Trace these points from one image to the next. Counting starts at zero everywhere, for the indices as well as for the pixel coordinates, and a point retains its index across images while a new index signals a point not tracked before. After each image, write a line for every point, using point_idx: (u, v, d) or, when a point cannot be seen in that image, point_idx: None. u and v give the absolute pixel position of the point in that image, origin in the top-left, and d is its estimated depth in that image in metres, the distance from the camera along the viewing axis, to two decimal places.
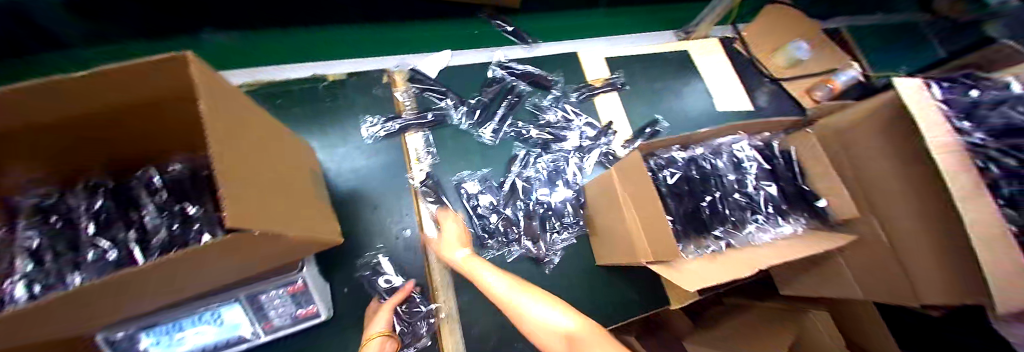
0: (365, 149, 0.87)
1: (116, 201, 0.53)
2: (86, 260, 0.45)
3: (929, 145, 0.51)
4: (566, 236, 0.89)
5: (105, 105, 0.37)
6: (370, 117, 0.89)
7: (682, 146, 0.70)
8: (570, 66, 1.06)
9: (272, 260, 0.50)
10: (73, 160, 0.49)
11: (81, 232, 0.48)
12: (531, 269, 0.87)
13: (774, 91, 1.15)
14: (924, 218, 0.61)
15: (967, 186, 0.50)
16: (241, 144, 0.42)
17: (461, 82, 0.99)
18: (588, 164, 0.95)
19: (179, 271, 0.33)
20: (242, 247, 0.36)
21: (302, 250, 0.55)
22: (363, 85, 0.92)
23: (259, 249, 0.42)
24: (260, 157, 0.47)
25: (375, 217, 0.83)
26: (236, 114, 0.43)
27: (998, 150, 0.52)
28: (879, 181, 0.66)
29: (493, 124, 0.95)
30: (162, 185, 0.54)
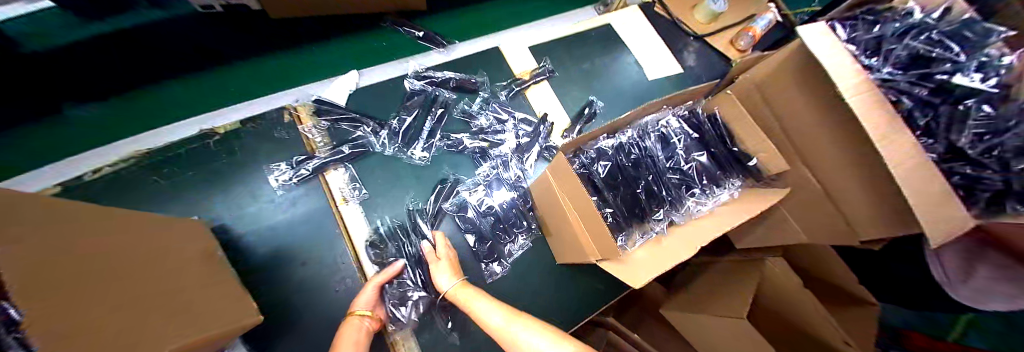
0: (281, 202, 0.79)
1: None
2: None
3: (842, 90, 0.47)
4: (521, 243, 0.86)
5: None
6: (278, 164, 0.80)
7: (607, 135, 0.69)
8: (492, 64, 1.01)
9: None
10: None
11: None
12: (489, 287, 0.83)
13: (700, 49, 1.15)
14: (848, 160, 0.61)
15: (888, 128, 0.46)
16: (85, 255, 0.34)
17: (377, 104, 0.91)
18: (529, 164, 0.90)
19: None
20: None
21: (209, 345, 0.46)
22: (263, 130, 0.83)
23: None
24: (117, 260, 0.38)
25: (305, 275, 0.75)
26: (65, 221, 0.35)
27: (907, 82, 0.48)
28: (804, 130, 0.65)
29: (421, 143, 0.88)
30: None
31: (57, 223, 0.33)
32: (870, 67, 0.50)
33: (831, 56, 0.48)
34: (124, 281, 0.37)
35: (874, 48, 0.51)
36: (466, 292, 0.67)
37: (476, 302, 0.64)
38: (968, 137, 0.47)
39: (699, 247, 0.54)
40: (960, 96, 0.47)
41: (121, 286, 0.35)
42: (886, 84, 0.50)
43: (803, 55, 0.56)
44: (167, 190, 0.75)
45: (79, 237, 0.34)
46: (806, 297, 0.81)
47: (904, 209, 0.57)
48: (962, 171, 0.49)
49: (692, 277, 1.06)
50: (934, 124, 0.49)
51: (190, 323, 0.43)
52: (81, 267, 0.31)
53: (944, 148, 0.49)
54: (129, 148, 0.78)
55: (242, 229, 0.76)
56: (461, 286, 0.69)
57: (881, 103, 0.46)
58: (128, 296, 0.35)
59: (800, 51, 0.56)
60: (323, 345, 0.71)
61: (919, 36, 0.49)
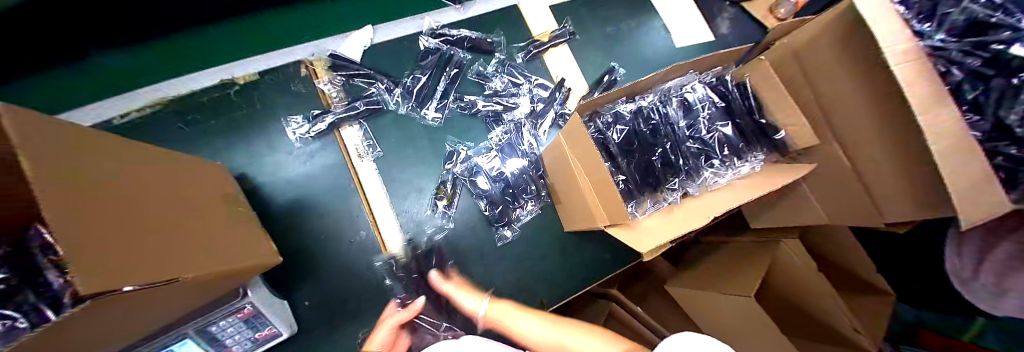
0: (299, 155, 0.81)
1: None
2: None
3: (888, 57, 0.42)
4: (531, 208, 0.86)
5: None
6: (295, 117, 0.82)
7: (627, 98, 0.66)
8: (509, 24, 0.97)
9: (193, 296, 0.44)
10: None
11: None
12: (495, 249, 0.85)
13: (735, 15, 1.06)
14: (886, 134, 0.56)
15: (935, 98, 0.42)
16: (114, 186, 0.36)
17: (391, 62, 0.89)
18: (542, 130, 0.88)
19: (70, 334, 0.29)
20: (144, 296, 0.32)
21: (233, 275, 0.50)
22: (280, 84, 0.84)
23: (170, 291, 0.37)
24: (145, 194, 0.41)
25: (322, 225, 0.79)
26: (95, 153, 0.37)
27: (960, 51, 0.44)
28: (840, 102, 0.60)
29: (434, 103, 0.87)
30: None
31: (88, 152, 0.35)
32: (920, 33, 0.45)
33: (881, 17, 0.43)
34: (150, 214, 0.39)
35: (929, 11, 0.46)
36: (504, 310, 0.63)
37: (506, 312, 0.63)
38: (1019, 114, 0.43)
39: (712, 217, 0.53)
40: (1017, 69, 0.42)
41: (147, 219, 0.38)
42: (937, 53, 0.45)
43: (848, 17, 0.51)
44: (194, 137, 0.79)
45: (109, 168, 0.37)
46: (816, 277, 0.80)
47: (940, 189, 0.54)
48: (1007, 151, 0.45)
49: (702, 254, 1.05)
50: (985, 100, 0.44)
51: (213, 257, 0.46)
52: (105, 194, 0.33)
53: (988, 126, 0.45)
54: (158, 95, 0.82)
55: (263, 177, 0.79)
56: (496, 303, 0.66)
57: (929, 71, 0.42)
58: (155, 227, 0.38)
59: (847, 9, 0.50)
60: (342, 288, 0.77)
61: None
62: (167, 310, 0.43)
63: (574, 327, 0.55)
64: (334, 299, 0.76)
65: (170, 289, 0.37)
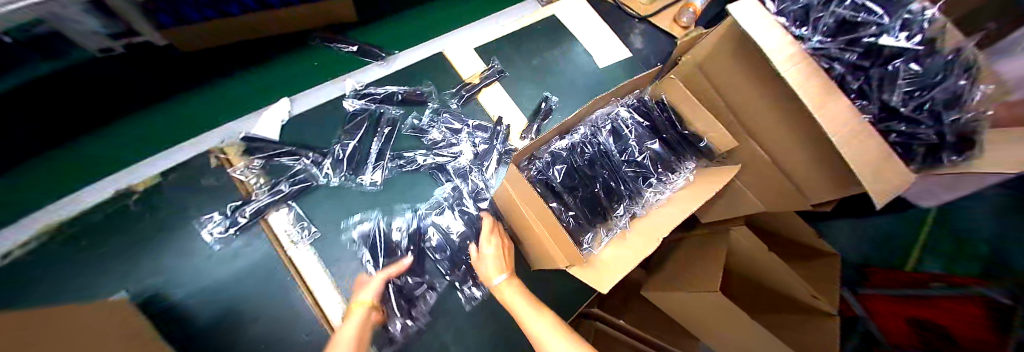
0: (222, 256, 0.71)
1: None
2: None
3: (777, 64, 0.47)
4: None
5: None
6: (212, 214, 0.73)
7: (559, 135, 0.66)
8: (437, 71, 0.96)
9: None
10: None
11: None
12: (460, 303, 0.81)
13: (646, 30, 1.15)
14: (790, 130, 0.61)
15: (822, 99, 0.46)
16: None
17: (316, 132, 0.84)
18: (490, 172, 0.86)
19: None
20: None
21: None
22: (188, 180, 0.75)
23: None
24: None
25: (261, 331, 0.69)
26: None
27: (837, 49, 0.49)
28: (747, 105, 0.65)
29: (371, 167, 0.82)
30: None
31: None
32: (801, 37, 0.51)
33: (762, 33, 0.48)
34: None
35: (803, 18, 0.52)
36: (510, 289, 0.62)
37: (514, 296, 0.61)
38: (899, 95, 0.48)
39: (659, 241, 0.53)
40: (888, 58, 0.48)
41: None
42: (818, 52, 0.50)
43: (735, 33, 0.55)
44: (83, 264, 0.67)
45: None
46: (769, 258, 0.84)
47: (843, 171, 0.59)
48: (898, 128, 0.50)
49: (666, 251, 1.08)
50: (867, 87, 0.50)
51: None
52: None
53: (878, 109, 0.51)
54: (26, 224, 0.68)
55: (178, 293, 0.68)
56: (509, 281, 0.63)
57: (812, 73, 0.47)
58: None
59: (731, 28, 0.55)
60: None
61: (843, 3, 0.50)
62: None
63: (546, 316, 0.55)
64: None
65: None
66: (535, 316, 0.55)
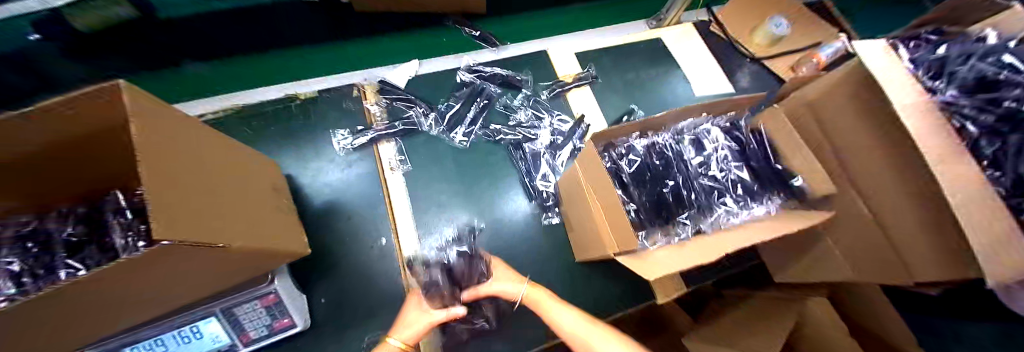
0: (340, 162, 0.91)
1: (89, 226, 0.60)
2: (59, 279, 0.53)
3: (894, 104, 0.46)
4: (551, 222, 0.90)
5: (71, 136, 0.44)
6: (341, 130, 0.94)
7: (641, 134, 0.70)
8: (538, 65, 1.08)
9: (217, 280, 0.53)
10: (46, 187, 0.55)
11: (55, 257, 0.56)
12: (503, 259, 0.85)
13: (755, 71, 1.13)
14: (907, 188, 0.55)
15: (935, 148, 0.43)
16: (193, 171, 0.46)
17: (430, 90, 1.03)
18: (560, 161, 0.94)
19: (129, 281, 0.39)
20: (182, 260, 0.40)
21: (265, 262, 0.58)
22: (333, 101, 0.97)
23: (210, 263, 0.46)
24: (214, 180, 0.50)
25: (350, 227, 0.85)
26: (184, 140, 0.47)
27: (971, 107, 0.47)
28: (860, 151, 0.60)
29: (463, 128, 0.98)
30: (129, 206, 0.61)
31: (163, 132, 0.43)
32: (933, 89, 0.50)
33: (891, 74, 0.48)
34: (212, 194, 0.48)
35: (937, 69, 0.52)
36: (539, 293, 0.68)
37: (544, 298, 0.67)
38: None
39: (722, 253, 0.53)
40: None
41: (210, 197, 0.47)
42: (950, 107, 0.48)
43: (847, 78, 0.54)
44: (253, 138, 0.91)
45: (181, 149, 0.45)
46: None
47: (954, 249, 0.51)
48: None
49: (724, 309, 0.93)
50: (1001, 154, 0.46)
51: (248, 232, 0.52)
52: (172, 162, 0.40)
53: (1011, 183, 0.46)
54: (234, 102, 0.97)
55: (304, 179, 0.88)
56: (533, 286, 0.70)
57: (932, 118, 0.45)
58: (211, 203, 0.47)
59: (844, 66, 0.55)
60: (357, 290, 0.80)
61: (986, 58, 0.49)
62: (195, 280, 0.48)
63: (597, 329, 0.63)
64: (345, 299, 0.79)
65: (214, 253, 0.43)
66: (572, 316, 0.64)
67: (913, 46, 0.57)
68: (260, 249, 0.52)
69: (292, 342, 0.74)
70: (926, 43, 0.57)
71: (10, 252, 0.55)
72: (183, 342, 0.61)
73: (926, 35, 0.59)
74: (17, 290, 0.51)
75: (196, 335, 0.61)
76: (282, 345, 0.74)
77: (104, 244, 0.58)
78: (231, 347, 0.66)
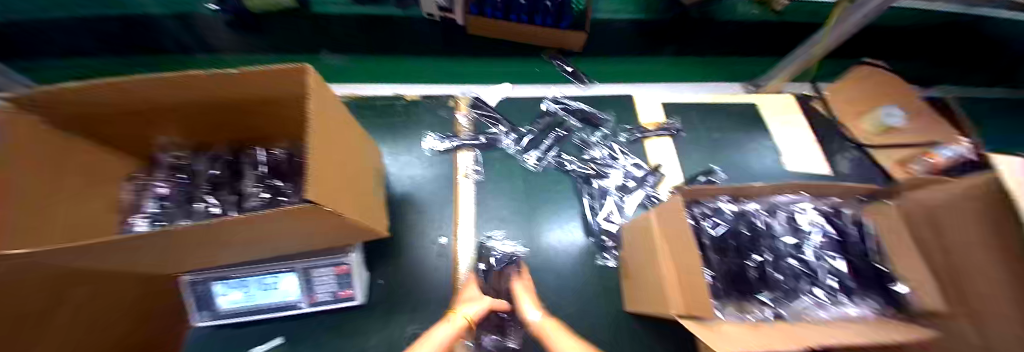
0: (423, 160, 1.00)
1: (225, 170, 0.73)
2: (193, 210, 0.68)
3: None
4: (608, 263, 0.88)
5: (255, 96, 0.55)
6: (432, 133, 1.04)
7: (731, 199, 0.68)
8: (622, 107, 1.11)
9: (308, 239, 0.61)
10: (216, 131, 0.69)
11: (197, 190, 0.71)
12: (551, 285, 0.86)
13: (858, 158, 1.03)
14: None
15: None
16: (337, 146, 0.55)
17: (515, 112, 1.11)
18: (628, 205, 0.94)
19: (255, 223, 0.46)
20: (312, 216, 0.48)
21: (355, 235, 0.66)
22: (431, 106, 1.09)
23: (321, 225, 0.54)
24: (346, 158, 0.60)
25: (420, 221, 0.92)
26: (336, 122, 0.57)
27: None
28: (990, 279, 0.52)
29: (538, 152, 1.03)
30: (263, 161, 0.72)
31: (327, 109, 0.52)
32: None
33: None
34: (343, 169, 0.57)
35: None
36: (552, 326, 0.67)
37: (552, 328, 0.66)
38: None
39: (807, 346, 0.48)
40: None
41: (341, 172, 0.56)
42: None
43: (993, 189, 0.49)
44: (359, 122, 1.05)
45: (333, 124, 0.54)
46: None
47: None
48: None
49: None
50: None
51: (355, 203, 0.59)
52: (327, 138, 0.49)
53: None
54: (349, 91, 1.12)
55: (392, 168, 0.98)
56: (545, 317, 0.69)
57: None
58: (340, 176, 0.55)
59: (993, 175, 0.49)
60: (409, 280, 0.84)
61: None
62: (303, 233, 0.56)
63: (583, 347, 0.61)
64: (399, 286, 0.83)
65: (331, 218, 0.50)
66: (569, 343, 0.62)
67: None
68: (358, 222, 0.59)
69: (346, 315, 0.80)
70: None
71: (169, 177, 0.71)
72: (261, 288, 0.71)
73: None
74: (159, 212, 0.68)
75: (275, 284, 0.70)
76: (336, 315, 0.80)
77: (234, 187, 0.71)
78: (298, 304, 0.75)
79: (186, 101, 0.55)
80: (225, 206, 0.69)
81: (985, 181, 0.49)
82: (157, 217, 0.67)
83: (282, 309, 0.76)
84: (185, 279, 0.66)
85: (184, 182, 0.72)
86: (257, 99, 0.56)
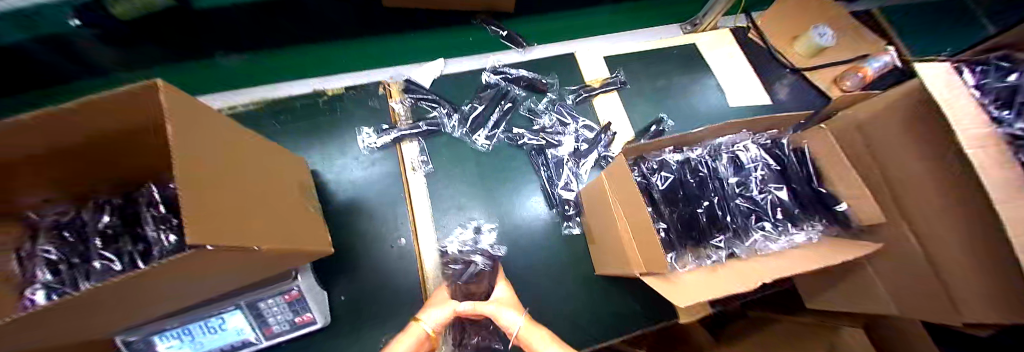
0: (363, 160, 0.91)
1: (119, 216, 0.61)
2: (93, 270, 0.56)
3: (960, 138, 0.40)
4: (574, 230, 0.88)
5: (100, 131, 0.44)
6: (366, 128, 0.94)
7: (675, 149, 0.67)
8: (565, 68, 1.06)
9: (233, 278, 0.54)
10: (80, 178, 0.56)
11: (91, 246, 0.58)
12: (521, 265, 0.84)
13: (795, 82, 1.06)
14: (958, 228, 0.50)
15: (1004, 190, 0.39)
16: (229, 170, 0.47)
17: (455, 90, 1.03)
18: (584, 169, 0.93)
19: (142, 286, 0.39)
20: (214, 259, 0.41)
21: (290, 260, 0.59)
22: (359, 98, 0.98)
23: (237, 262, 0.47)
24: (250, 181, 0.52)
25: (371, 225, 0.85)
26: (223, 141, 0.48)
27: None
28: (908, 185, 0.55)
29: (485, 131, 0.97)
30: (159, 199, 0.61)
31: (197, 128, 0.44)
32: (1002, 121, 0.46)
33: (958, 103, 0.42)
34: (247, 194, 0.49)
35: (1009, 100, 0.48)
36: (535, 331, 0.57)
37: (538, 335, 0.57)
38: None
39: (758, 282, 0.49)
40: None
41: (245, 200, 0.48)
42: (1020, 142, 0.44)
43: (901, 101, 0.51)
44: (280, 130, 0.93)
45: (218, 147, 0.46)
46: None
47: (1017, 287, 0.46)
48: None
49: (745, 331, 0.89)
50: None
51: (274, 229, 0.52)
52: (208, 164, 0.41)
53: None
54: (261, 95, 0.98)
55: (329, 175, 0.89)
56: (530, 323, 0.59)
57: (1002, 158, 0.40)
58: (245, 203, 0.48)
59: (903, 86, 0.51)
60: (372, 291, 0.80)
61: None
62: (219, 273, 0.49)
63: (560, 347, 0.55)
64: (362, 298, 0.79)
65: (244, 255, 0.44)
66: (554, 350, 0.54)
67: (977, 73, 0.51)
68: (286, 250, 0.53)
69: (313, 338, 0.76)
70: (993, 71, 0.51)
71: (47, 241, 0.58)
72: (208, 332, 0.63)
73: (994, 60, 0.53)
74: (49, 279, 0.55)
75: (221, 325, 0.63)
76: (303, 339, 0.76)
77: (136, 234, 0.59)
78: (256, 339, 0.69)
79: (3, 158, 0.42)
80: (131, 258, 0.58)
81: (896, 93, 0.50)
82: (44, 286, 0.54)
83: (241, 347, 0.70)
84: (116, 340, 0.58)
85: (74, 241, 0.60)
86: (104, 134, 0.45)
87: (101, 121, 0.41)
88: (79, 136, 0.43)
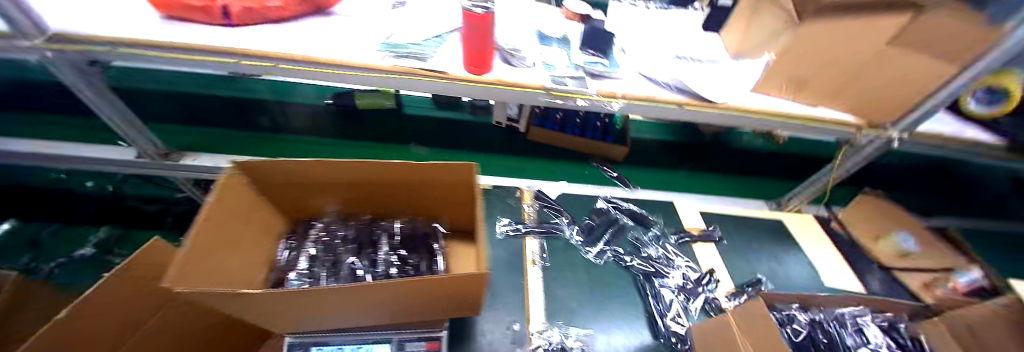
0: (498, 242, 1.11)
1: (361, 238, 0.75)
2: (337, 274, 0.68)
3: None
4: None
5: (406, 181, 0.68)
6: (504, 219, 1.18)
7: (801, 307, 0.75)
8: (666, 211, 1.28)
9: (423, 309, 0.65)
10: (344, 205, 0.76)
11: (339, 254, 0.72)
12: None
13: (886, 280, 1.13)
14: None
15: None
16: (475, 227, 0.67)
17: (575, 207, 1.27)
18: (693, 307, 0.99)
19: (409, 292, 0.49)
20: (459, 290, 0.52)
21: (458, 309, 0.71)
22: (501, 195, 1.26)
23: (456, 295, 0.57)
24: (474, 238, 0.71)
25: (490, 301, 0.94)
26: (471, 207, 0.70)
27: None
28: None
29: (599, 246, 1.15)
30: (397, 233, 0.78)
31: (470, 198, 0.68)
32: None
33: None
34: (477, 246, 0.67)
35: None
36: None
37: None
38: None
39: None
40: None
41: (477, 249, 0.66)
42: None
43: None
44: None
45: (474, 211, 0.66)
46: None
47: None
48: None
49: None
50: None
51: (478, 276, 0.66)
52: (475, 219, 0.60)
53: None
54: None
55: None
56: None
57: None
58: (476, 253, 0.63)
59: None
60: None
61: None
62: (426, 300, 0.61)
63: None
64: None
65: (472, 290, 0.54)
66: None
67: None
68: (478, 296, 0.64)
69: None
70: None
71: (309, 238, 0.73)
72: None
73: None
74: (302, 270, 0.67)
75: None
76: None
77: (369, 254, 0.73)
78: None
79: (345, 177, 0.65)
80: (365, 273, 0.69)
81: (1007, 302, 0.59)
82: (300, 276, 0.66)
83: None
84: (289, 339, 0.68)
85: (324, 245, 0.73)
86: (404, 183, 0.69)
87: (420, 174, 0.65)
88: (395, 180, 0.67)
